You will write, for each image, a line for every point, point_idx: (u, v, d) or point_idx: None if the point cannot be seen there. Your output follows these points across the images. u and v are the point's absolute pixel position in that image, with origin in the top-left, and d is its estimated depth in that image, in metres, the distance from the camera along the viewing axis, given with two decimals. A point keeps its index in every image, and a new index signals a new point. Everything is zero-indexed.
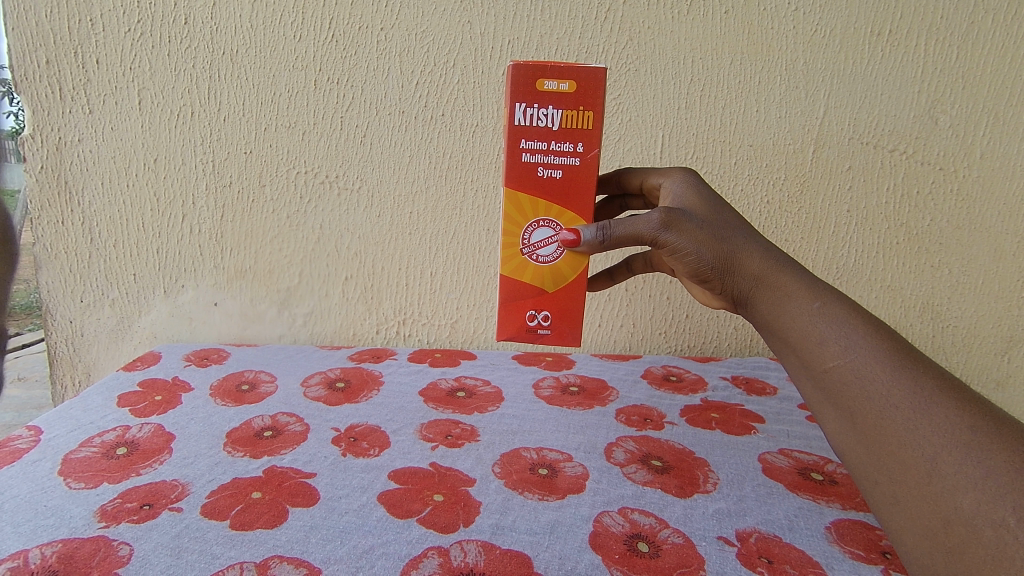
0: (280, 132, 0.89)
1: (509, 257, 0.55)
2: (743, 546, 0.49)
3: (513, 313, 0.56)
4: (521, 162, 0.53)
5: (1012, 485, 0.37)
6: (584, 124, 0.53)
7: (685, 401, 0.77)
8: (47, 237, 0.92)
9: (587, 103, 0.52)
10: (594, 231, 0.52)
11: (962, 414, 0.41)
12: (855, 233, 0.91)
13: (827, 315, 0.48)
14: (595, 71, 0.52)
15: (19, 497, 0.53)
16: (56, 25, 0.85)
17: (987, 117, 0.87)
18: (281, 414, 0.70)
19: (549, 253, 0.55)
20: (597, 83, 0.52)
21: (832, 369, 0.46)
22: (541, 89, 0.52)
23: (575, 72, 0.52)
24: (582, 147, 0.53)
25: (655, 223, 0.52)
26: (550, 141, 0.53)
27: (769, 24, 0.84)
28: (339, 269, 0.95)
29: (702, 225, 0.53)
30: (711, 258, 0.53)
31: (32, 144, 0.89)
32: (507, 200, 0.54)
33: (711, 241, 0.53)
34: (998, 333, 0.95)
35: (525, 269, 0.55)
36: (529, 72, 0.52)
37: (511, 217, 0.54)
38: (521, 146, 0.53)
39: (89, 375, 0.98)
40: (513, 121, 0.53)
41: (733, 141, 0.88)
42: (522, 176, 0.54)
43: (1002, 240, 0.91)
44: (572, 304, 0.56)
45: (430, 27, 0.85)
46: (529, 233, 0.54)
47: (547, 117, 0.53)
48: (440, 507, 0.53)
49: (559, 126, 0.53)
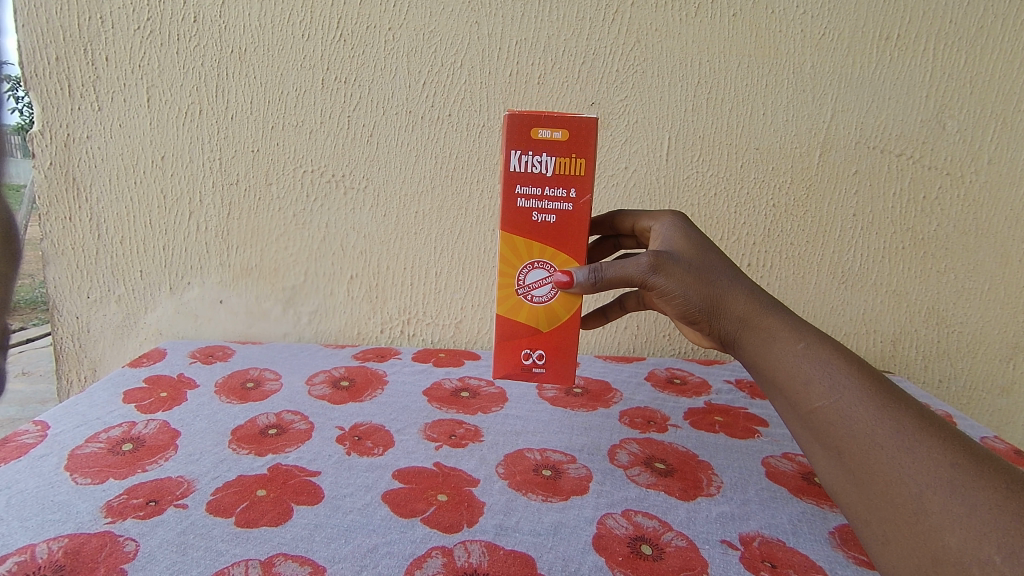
0: (288, 130, 0.90)
1: (504, 297, 0.56)
2: (747, 550, 0.49)
3: (507, 351, 0.57)
4: (516, 207, 0.54)
5: (995, 522, 0.37)
6: (578, 171, 0.53)
7: (689, 403, 0.78)
8: (55, 232, 0.93)
9: (580, 151, 0.52)
10: (588, 272, 0.52)
11: (943, 451, 0.41)
12: (861, 238, 0.91)
13: (811, 356, 0.49)
14: (589, 120, 0.52)
15: (27, 491, 0.53)
16: (67, 22, 0.86)
17: (994, 123, 0.87)
18: (286, 412, 0.70)
19: (544, 293, 0.55)
20: (590, 133, 0.52)
21: (819, 409, 0.47)
22: (535, 137, 0.52)
23: (569, 121, 0.52)
24: (576, 193, 0.53)
25: (644, 266, 0.53)
26: (544, 187, 0.53)
27: (777, 26, 0.84)
28: (344, 268, 0.95)
29: (690, 267, 0.54)
30: (698, 300, 0.54)
31: (42, 141, 0.89)
32: (502, 243, 0.54)
33: (697, 283, 0.54)
34: (1004, 339, 0.94)
35: (519, 309, 0.56)
36: (524, 120, 0.52)
37: (506, 260, 0.55)
38: (515, 191, 0.53)
39: (95, 371, 0.99)
40: (508, 166, 0.53)
41: (740, 143, 0.88)
42: (516, 220, 0.54)
43: (1009, 246, 0.91)
44: (567, 342, 0.56)
45: (438, 28, 0.85)
46: (523, 274, 0.55)
47: (541, 164, 0.53)
48: (444, 507, 0.53)
49: (553, 173, 0.53)
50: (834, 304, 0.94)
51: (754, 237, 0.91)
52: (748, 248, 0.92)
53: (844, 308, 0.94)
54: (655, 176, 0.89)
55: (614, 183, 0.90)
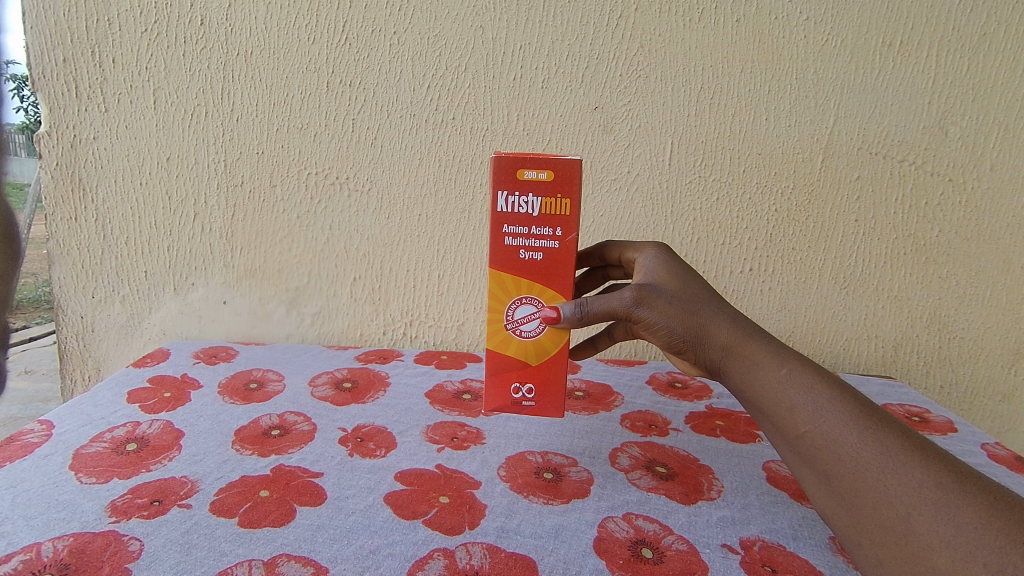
0: (292, 133, 0.90)
1: (493, 332, 0.56)
2: (747, 554, 0.49)
3: (497, 385, 0.57)
4: (503, 246, 0.54)
5: (982, 542, 0.38)
6: (562, 210, 0.53)
7: (690, 408, 0.78)
8: (61, 232, 0.94)
9: (564, 191, 0.53)
10: (573, 308, 0.53)
11: (928, 472, 0.42)
12: (863, 244, 0.91)
13: (795, 380, 0.50)
14: (573, 160, 0.53)
15: (32, 490, 0.54)
16: (75, 25, 0.86)
17: (997, 130, 0.87)
18: (289, 413, 0.70)
19: (532, 328, 0.56)
20: (574, 173, 0.53)
21: (805, 433, 0.47)
22: (520, 178, 0.53)
23: (553, 161, 0.53)
24: (561, 231, 0.53)
25: (628, 300, 0.54)
26: (531, 226, 0.54)
27: (781, 33, 0.84)
28: (347, 270, 0.96)
29: (672, 299, 0.55)
30: (683, 331, 0.54)
31: (48, 141, 0.90)
32: (490, 280, 0.55)
33: (679, 313, 0.54)
34: (1005, 344, 0.94)
35: (508, 344, 0.56)
36: (510, 161, 0.53)
37: (495, 296, 0.55)
38: (503, 230, 0.54)
39: (99, 370, 0.99)
40: (496, 207, 0.54)
41: (743, 149, 0.88)
42: (504, 258, 0.55)
43: (1011, 252, 0.91)
44: (556, 376, 0.56)
45: (442, 32, 0.86)
46: (512, 310, 0.55)
47: (527, 204, 0.53)
48: (446, 509, 0.53)
49: (539, 212, 0.53)
50: (835, 309, 0.94)
51: (756, 242, 0.92)
52: (750, 253, 0.92)
53: (845, 313, 0.94)
54: (657, 179, 0.90)
55: (616, 187, 0.90)
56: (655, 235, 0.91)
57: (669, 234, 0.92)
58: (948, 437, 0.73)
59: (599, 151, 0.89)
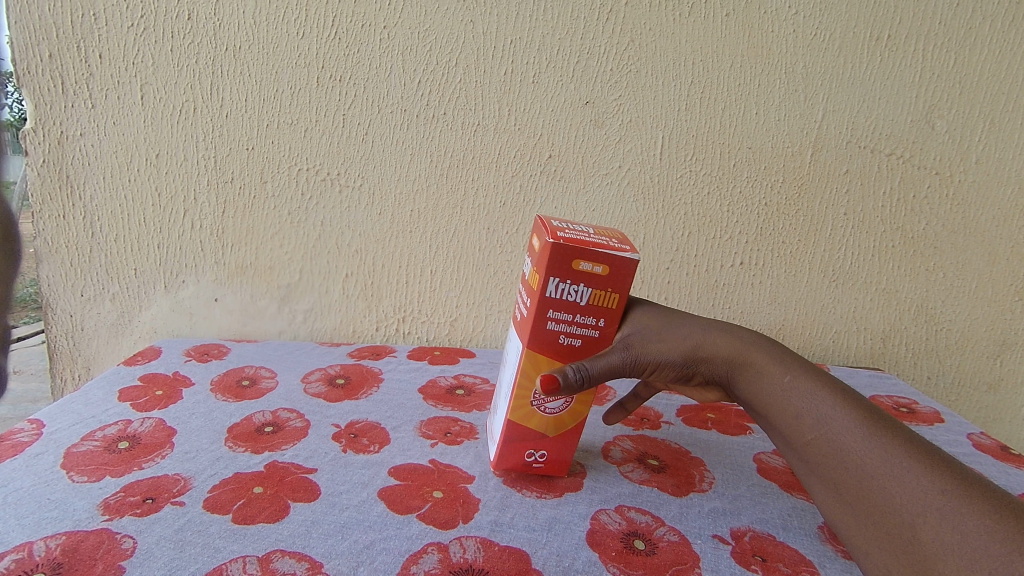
0: (282, 129, 0.90)
1: (516, 407, 0.53)
2: (737, 545, 0.50)
3: (513, 452, 0.56)
4: (544, 330, 0.50)
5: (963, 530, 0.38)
6: (611, 305, 0.49)
7: (681, 401, 0.78)
8: (48, 230, 0.92)
9: (618, 287, 0.49)
10: (572, 372, 0.49)
11: (911, 462, 0.43)
12: (852, 237, 0.92)
13: (798, 387, 0.51)
14: (634, 262, 0.48)
15: (23, 489, 0.53)
16: (60, 19, 0.85)
17: (982, 123, 0.88)
18: (282, 410, 0.70)
19: (557, 406, 0.53)
20: (630, 274, 0.48)
21: (811, 441, 0.48)
22: (577, 267, 0.47)
23: (613, 255, 0.47)
24: (604, 323, 0.50)
25: (628, 350, 0.51)
26: (575, 313, 0.50)
27: (770, 27, 0.85)
28: (339, 266, 0.96)
29: (663, 332, 0.53)
30: (682, 358, 0.53)
31: (34, 138, 0.89)
32: (523, 360, 0.51)
33: (675, 343, 0.53)
34: (990, 335, 0.96)
35: (531, 418, 0.54)
36: (569, 247, 0.47)
37: (525, 375, 0.52)
38: (546, 314, 0.49)
39: (89, 369, 0.99)
40: (544, 291, 0.48)
41: (732, 143, 0.89)
42: (540, 342, 0.50)
43: (996, 244, 0.92)
44: (567, 442, 0.56)
45: (433, 26, 0.86)
46: (541, 391, 0.52)
47: (578, 292, 0.49)
48: (440, 504, 0.53)
49: (587, 302, 0.49)
50: (824, 302, 0.95)
51: (747, 236, 0.92)
52: (741, 247, 0.93)
53: (834, 305, 0.95)
54: (648, 174, 0.90)
55: (608, 182, 0.90)
56: (646, 230, 0.92)
57: (660, 228, 0.92)
58: (935, 427, 0.74)
59: (591, 147, 0.89)
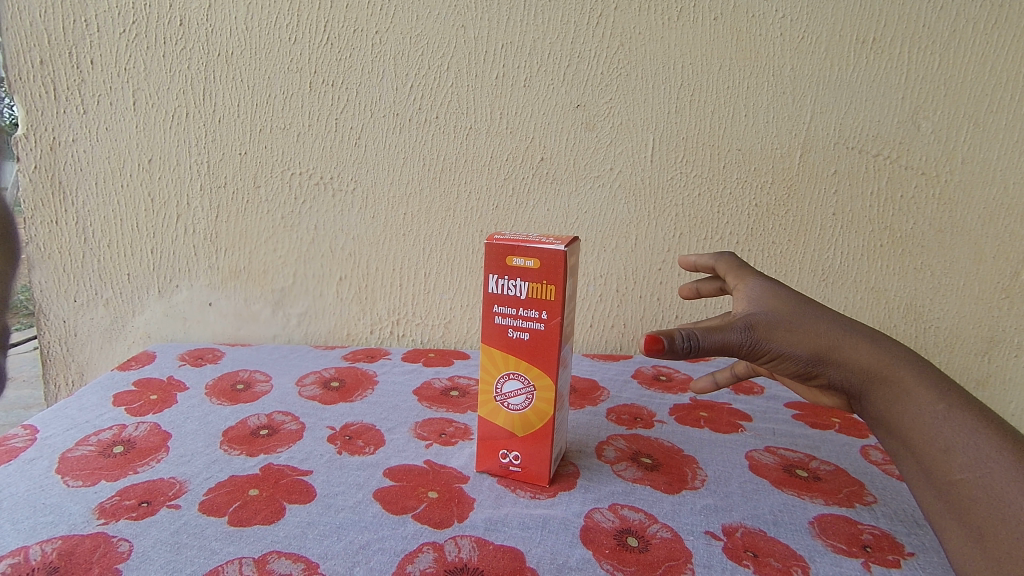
0: (275, 133, 0.90)
1: (483, 401, 0.57)
2: (729, 540, 0.51)
3: (485, 449, 0.58)
4: (494, 325, 0.54)
5: None
6: (549, 297, 0.52)
7: (674, 400, 0.79)
8: (40, 236, 0.92)
9: (551, 280, 0.51)
10: (680, 339, 0.50)
11: None
12: (841, 236, 0.93)
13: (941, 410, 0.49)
14: (558, 252, 0.50)
15: (18, 495, 0.53)
16: (51, 26, 0.86)
17: (967, 124, 0.89)
18: (276, 413, 0.71)
19: (519, 402, 0.55)
20: (559, 265, 0.51)
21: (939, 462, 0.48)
22: (509, 264, 0.52)
23: (540, 250, 0.51)
24: (547, 315, 0.52)
25: (742, 335, 0.53)
26: (519, 307, 0.53)
27: (757, 31, 0.86)
28: (333, 270, 0.96)
29: (794, 326, 0.54)
30: (809, 355, 0.54)
31: (26, 144, 0.89)
32: (482, 353, 0.56)
33: (804, 338, 0.54)
34: (979, 333, 0.97)
35: (496, 414, 0.56)
36: (501, 246, 0.52)
37: (486, 368, 0.56)
38: (494, 310, 0.54)
39: (83, 375, 0.98)
40: (487, 289, 0.53)
41: (721, 145, 0.90)
42: (494, 336, 0.55)
43: (983, 243, 0.93)
44: (541, 447, 0.56)
45: (424, 31, 0.86)
46: (500, 383, 0.56)
47: (515, 287, 0.53)
48: (434, 504, 0.54)
49: (526, 296, 0.53)
50: None
51: (737, 237, 0.93)
52: (732, 248, 0.94)
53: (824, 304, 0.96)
54: (639, 176, 0.91)
55: (600, 184, 0.91)
56: (638, 231, 0.93)
57: (651, 230, 0.93)
58: None
59: (582, 149, 0.90)
